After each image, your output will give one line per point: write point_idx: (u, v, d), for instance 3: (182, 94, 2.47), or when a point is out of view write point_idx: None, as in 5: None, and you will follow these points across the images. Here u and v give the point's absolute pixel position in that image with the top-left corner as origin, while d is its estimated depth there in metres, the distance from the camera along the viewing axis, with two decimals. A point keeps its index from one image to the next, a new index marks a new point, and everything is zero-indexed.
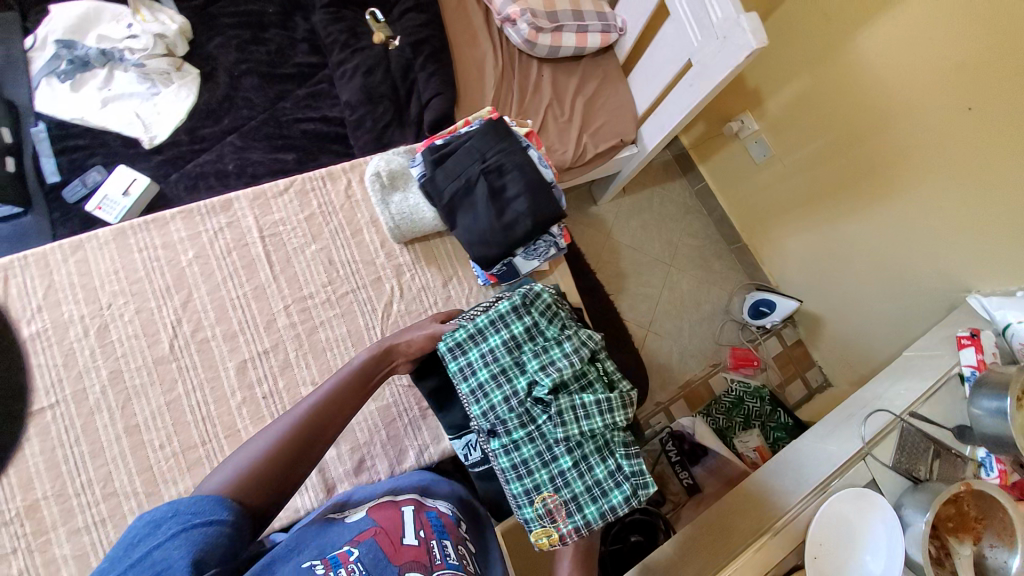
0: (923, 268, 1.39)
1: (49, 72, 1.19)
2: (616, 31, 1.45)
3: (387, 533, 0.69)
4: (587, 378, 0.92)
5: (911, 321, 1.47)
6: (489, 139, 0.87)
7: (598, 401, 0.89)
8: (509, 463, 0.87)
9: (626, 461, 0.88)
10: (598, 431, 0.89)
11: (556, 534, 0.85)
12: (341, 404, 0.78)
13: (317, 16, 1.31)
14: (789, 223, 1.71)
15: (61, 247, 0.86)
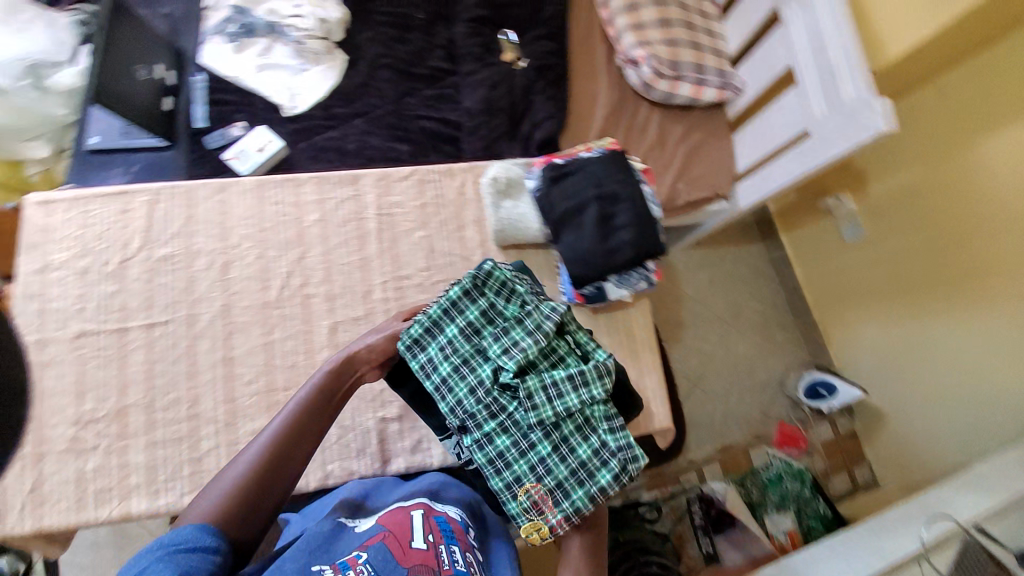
0: (1013, 388, 1.31)
1: (219, 31, 1.35)
2: (733, 89, 1.46)
3: (397, 537, 0.70)
4: (561, 347, 0.80)
5: (989, 440, 1.38)
6: (610, 167, 0.87)
7: (571, 376, 0.76)
8: (485, 462, 0.77)
9: (611, 435, 0.77)
10: (576, 409, 0.76)
11: (546, 526, 0.75)
12: (310, 423, 0.77)
13: (458, 28, 1.44)
14: (869, 311, 1.64)
15: (206, 185, 0.92)
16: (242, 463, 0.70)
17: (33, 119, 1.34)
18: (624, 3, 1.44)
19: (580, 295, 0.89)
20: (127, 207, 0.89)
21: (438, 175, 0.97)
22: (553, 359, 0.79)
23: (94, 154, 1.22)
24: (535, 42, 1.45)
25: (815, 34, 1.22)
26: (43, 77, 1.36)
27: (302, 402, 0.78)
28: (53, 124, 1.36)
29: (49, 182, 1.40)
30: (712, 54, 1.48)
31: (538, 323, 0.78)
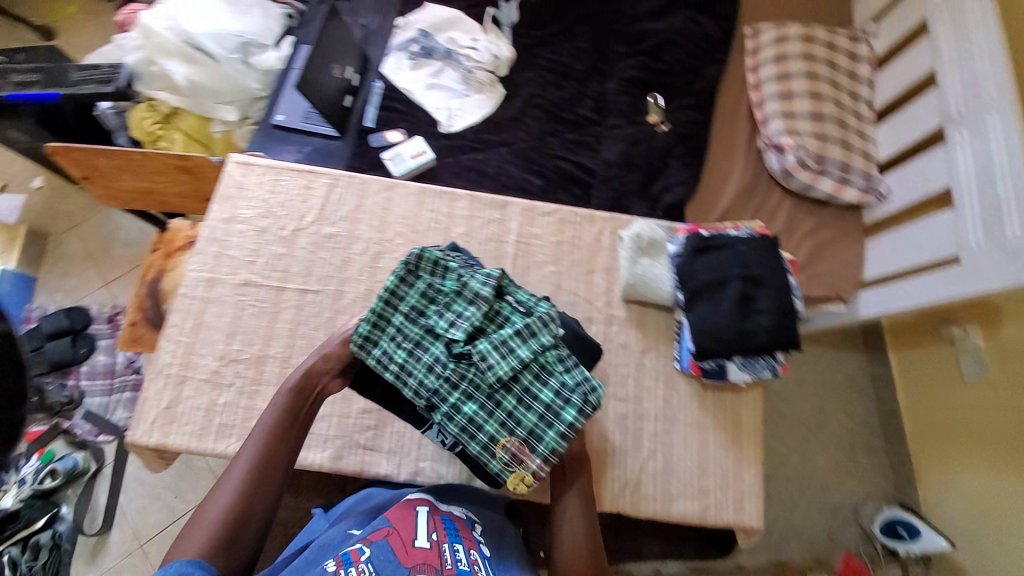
0: None
1: (403, 48, 1.52)
2: (876, 195, 1.42)
3: (401, 536, 0.74)
4: (506, 302, 0.84)
5: None
6: (758, 250, 0.88)
7: (515, 331, 0.80)
8: (461, 432, 0.79)
9: (569, 376, 0.81)
10: (529, 360, 0.81)
11: (528, 473, 0.79)
12: (281, 444, 0.79)
13: (611, 83, 1.52)
14: (978, 462, 1.44)
15: (378, 183, 1.03)
16: (222, 493, 0.73)
17: (232, 87, 1.49)
18: (778, 91, 1.46)
19: (697, 367, 0.88)
20: (310, 183, 1.01)
21: (581, 218, 1.01)
22: (502, 319, 0.83)
23: (276, 129, 1.39)
24: (681, 110, 1.49)
25: (985, 162, 1.15)
26: (249, 54, 1.51)
27: (270, 428, 0.80)
28: (246, 96, 1.51)
29: (226, 143, 1.52)
30: (861, 156, 1.44)
31: (478, 289, 0.82)
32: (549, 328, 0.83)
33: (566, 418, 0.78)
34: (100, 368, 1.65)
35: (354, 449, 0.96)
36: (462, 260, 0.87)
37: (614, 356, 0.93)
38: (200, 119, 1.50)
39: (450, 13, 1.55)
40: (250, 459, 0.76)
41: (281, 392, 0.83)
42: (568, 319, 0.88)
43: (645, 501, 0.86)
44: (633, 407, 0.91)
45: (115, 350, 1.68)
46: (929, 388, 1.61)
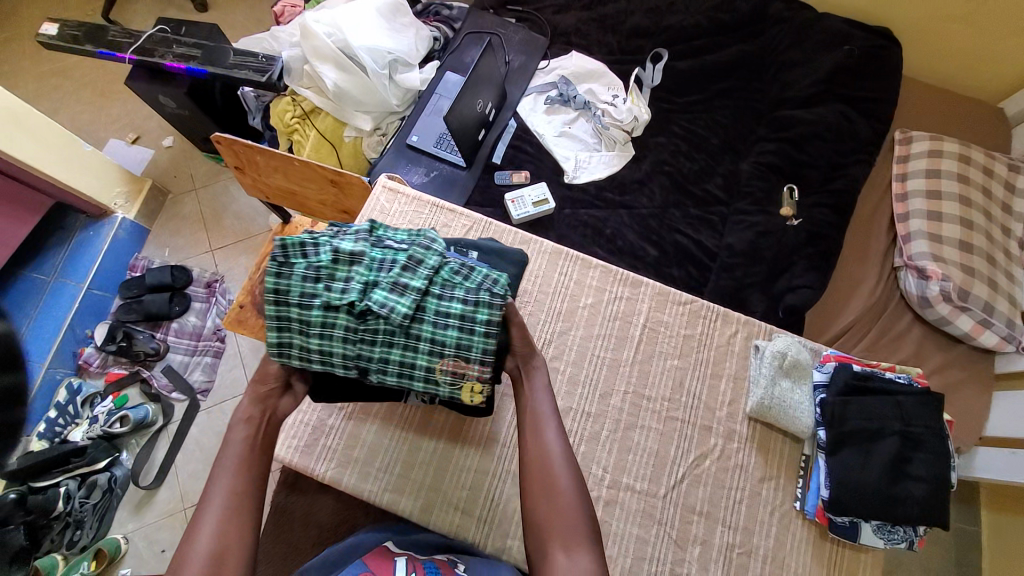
0: None
1: (542, 91, 1.53)
2: (1016, 344, 1.25)
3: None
4: (387, 245, 0.81)
5: None
6: (922, 407, 0.80)
7: (407, 266, 0.79)
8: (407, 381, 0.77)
9: (466, 279, 0.80)
10: (426, 281, 0.78)
11: (474, 379, 0.78)
12: (247, 470, 0.71)
13: (745, 165, 1.46)
14: None
15: (515, 235, 1.02)
16: (206, 533, 0.65)
17: (373, 99, 1.51)
18: (927, 209, 1.32)
19: (826, 516, 0.82)
20: (450, 223, 1.03)
21: (716, 315, 0.96)
22: (388, 261, 0.79)
23: (409, 149, 1.43)
24: (816, 207, 1.39)
25: None
26: (395, 71, 1.53)
27: (233, 462, 0.71)
28: (384, 110, 1.54)
29: (354, 149, 1.55)
30: (1007, 299, 1.28)
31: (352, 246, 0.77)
32: (434, 246, 0.81)
33: (481, 318, 0.76)
34: (189, 328, 1.59)
35: (445, 508, 0.84)
36: (328, 233, 0.80)
37: (729, 477, 0.87)
38: (336, 121, 1.53)
39: (595, 65, 1.55)
40: (225, 492, 0.68)
41: (234, 426, 0.74)
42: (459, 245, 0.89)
43: None
44: (741, 539, 0.84)
45: (208, 313, 1.61)
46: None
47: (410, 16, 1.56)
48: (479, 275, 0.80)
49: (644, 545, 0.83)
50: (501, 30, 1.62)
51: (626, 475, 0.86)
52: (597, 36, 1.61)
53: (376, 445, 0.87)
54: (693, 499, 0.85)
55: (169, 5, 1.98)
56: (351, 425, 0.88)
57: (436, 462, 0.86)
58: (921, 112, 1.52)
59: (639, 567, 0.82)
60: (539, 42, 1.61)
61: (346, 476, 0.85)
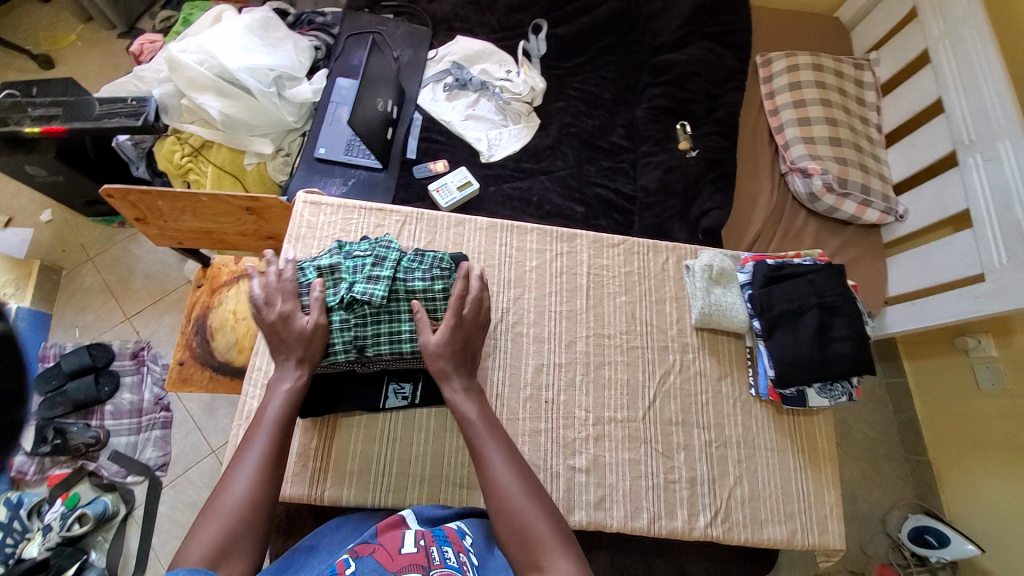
0: None
1: (438, 81, 1.54)
2: (894, 215, 1.47)
3: (384, 547, 0.64)
4: (353, 255, 0.89)
5: None
6: (831, 279, 0.92)
7: (374, 263, 0.87)
8: (394, 349, 0.85)
9: (427, 262, 0.89)
10: (393, 269, 0.87)
11: None
12: (282, 431, 0.74)
13: (640, 111, 1.57)
14: (980, 464, 1.51)
15: (449, 218, 1.04)
16: (241, 482, 0.67)
17: (267, 121, 1.44)
18: (796, 118, 1.51)
19: (777, 393, 0.94)
20: (382, 221, 1.02)
21: (646, 248, 1.05)
22: (359, 263, 0.88)
23: (319, 162, 1.40)
24: (707, 136, 1.54)
25: (999, 187, 1.20)
26: (282, 87, 1.47)
27: (269, 423, 0.74)
28: (281, 129, 1.48)
29: (259, 175, 1.47)
30: (877, 178, 1.50)
31: (328, 259, 0.87)
32: (393, 244, 0.91)
33: (440, 284, 0.86)
34: (126, 406, 1.46)
35: (451, 489, 0.86)
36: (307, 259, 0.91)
37: (692, 384, 0.96)
38: (233, 151, 1.45)
39: (482, 45, 1.58)
40: (263, 450, 0.71)
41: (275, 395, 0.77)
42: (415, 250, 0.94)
43: (736, 526, 0.89)
44: (715, 435, 0.94)
45: (143, 384, 1.49)
46: (943, 394, 1.63)
47: (282, 30, 1.51)
48: (431, 256, 0.89)
49: (638, 465, 0.91)
50: (381, 27, 1.61)
51: (609, 408, 0.93)
52: (477, 18, 1.65)
53: (367, 454, 0.87)
54: (668, 412, 0.94)
55: (6, 68, 1.76)
56: (332, 443, 0.87)
57: (431, 450, 0.88)
58: (773, 35, 1.70)
59: (639, 486, 0.89)
60: (419, 31, 1.61)
61: (345, 492, 0.85)
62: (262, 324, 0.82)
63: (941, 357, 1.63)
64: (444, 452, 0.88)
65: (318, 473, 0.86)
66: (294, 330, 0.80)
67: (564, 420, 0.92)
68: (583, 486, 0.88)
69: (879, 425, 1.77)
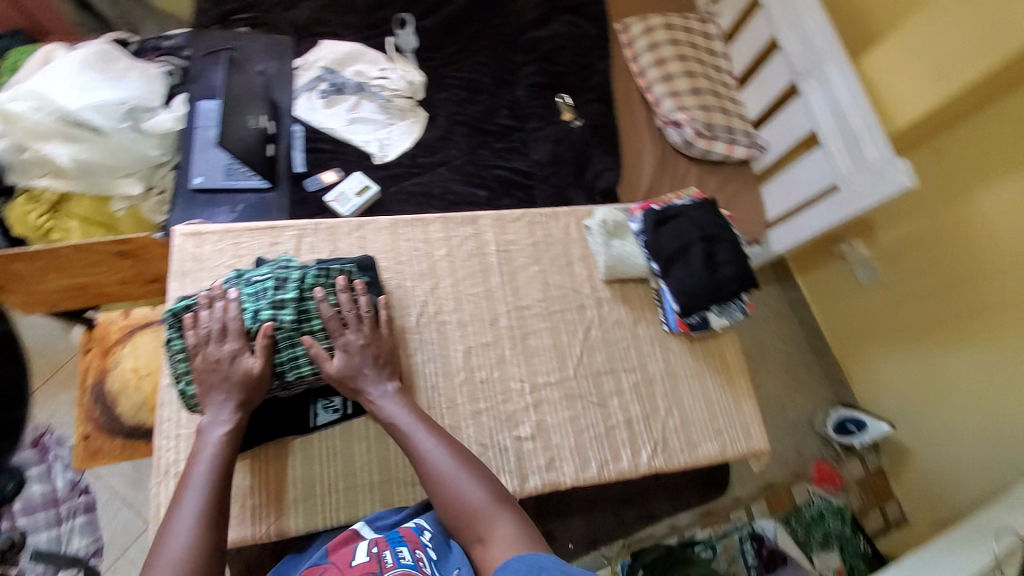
0: (987, 405, 1.50)
1: (312, 88, 1.48)
2: (758, 149, 1.65)
3: (338, 564, 0.70)
4: (252, 281, 0.84)
5: (984, 450, 1.53)
6: (706, 212, 1.03)
7: (277, 287, 0.83)
8: (314, 367, 0.82)
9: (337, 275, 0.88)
10: (301, 290, 0.84)
11: None
12: (221, 479, 0.72)
13: (521, 91, 1.62)
14: (877, 348, 1.79)
15: (347, 223, 1.02)
16: (181, 543, 0.64)
17: (130, 160, 1.31)
18: (661, 75, 1.64)
19: (684, 323, 1.03)
20: (276, 239, 0.98)
21: (546, 217, 1.11)
22: (259, 289, 0.83)
23: (199, 194, 1.30)
24: (588, 104, 1.63)
25: (836, 109, 1.42)
26: (138, 121, 1.34)
27: (204, 474, 0.71)
28: (147, 166, 1.34)
29: (134, 220, 1.34)
30: (738, 119, 1.67)
31: (223, 291, 0.82)
32: (293, 263, 0.87)
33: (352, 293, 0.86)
34: (38, 499, 1.31)
35: (404, 488, 0.86)
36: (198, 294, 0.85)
37: (612, 333, 1.03)
38: (95, 200, 1.31)
39: (350, 46, 1.54)
40: (200, 506, 0.68)
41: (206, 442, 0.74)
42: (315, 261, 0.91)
43: (674, 452, 0.97)
44: (641, 373, 1.02)
45: (53, 472, 1.33)
46: (835, 298, 1.90)
47: (126, 59, 1.38)
48: (336, 269, 0.89)
49: (578, 419, 0.96)
50: (238, 41, 1.51)
51: (541, 374, 0.98)
52: (341, 20, 1.60)
53: (308, 477, 0.85)
54: (596, 364, 1.00)
55: None
56: (269, 476, 0.84)
57: (376, 456, 0.87)
58: None
59: (583, 438, 0.95)
60: (281, 40, 1.54)
61: (293, 521, 0.83)
62: (198, 360, 0.79)
63: (827, 268, 1.91)
64: (390, 454, 0.87)
65: (260, 509, 0.82)
66: (235, 369, 0.77)
67: (502, 395, 0.95)
68: (531, 452, 0.92)
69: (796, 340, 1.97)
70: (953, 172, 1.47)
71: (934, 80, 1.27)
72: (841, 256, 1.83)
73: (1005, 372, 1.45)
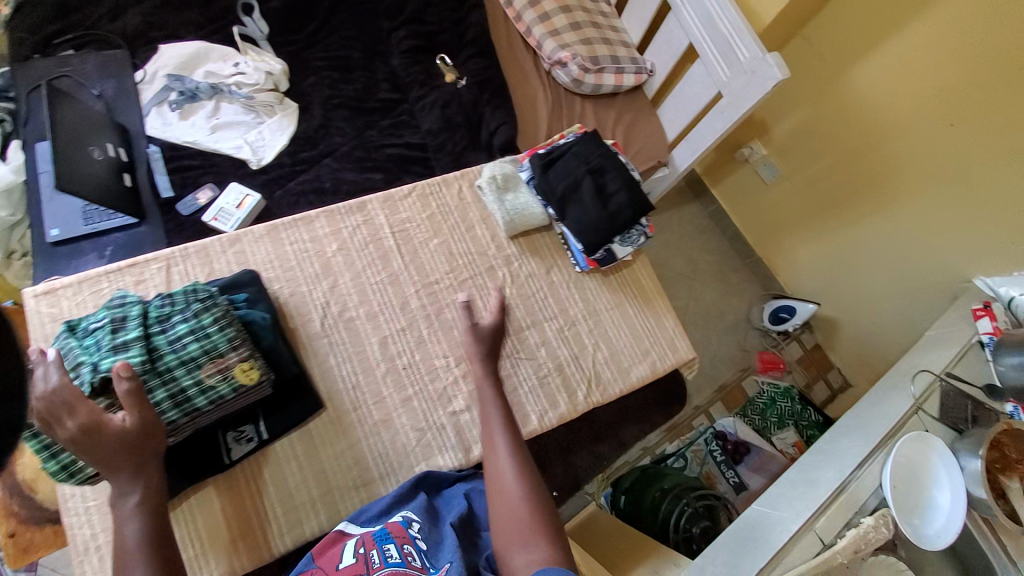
0: (901, 264, 1.59)
1: (161, 101, 1.32)
2: (647, 73, 1.65)
3: (325, 568, 0.68)
4: (89, 331, 0.73)
5: (909, 305, 1.62)
6: (590, 145, 1.02)
7: (113, 329, 0.71)
8: (188, 409, 0.72)
9: (185, 300, 0.76)
10: (143, 326, 0.72)
11: (243, 363, 0.74)
12: (161, 547, 0.64)
13: (396, 59, 1.50)
14: (795, 237, 1.86)
15: (220, 240, 0.94)
16: None
17: None
18: (537, 16, 1.60)
19: (593, 260, 1.04)
20: (140, 277, 0.89)
21: (438, 186, 1.06)
22: (97, 337, 0.72)
23: (59, 247, 1.15)
24: (468, 61, 1.52)
25: (704, 15, 1.40)
26: None
27: (134, 551, 0.63)
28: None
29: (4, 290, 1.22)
30: (621, 46, 1.65)
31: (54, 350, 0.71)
32: (132, 297, 0.76)
33: (206, 317, 0.74)
34: None
35: (346, 494, 0.84)
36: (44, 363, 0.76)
37: (527, 287, 1.02)
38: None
39: (193, 45, 1.36)
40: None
41: (126, 517, 0.65)
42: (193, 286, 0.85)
43: (608, 383, 1.00)
44: (563, 318, 1.02)
45: None
46: (749, 199, 1.96)
47: None
48: (182, 295, 0.77)
49: (510, 378, 0.96)
50: (66, 68, 1.31)
51: (464, 344, 0.96)
52: (176, 18, 1.42)
53: (244, 511, 0.81)
54: (517, 320, 1.00)
55: None
56: (202, 523, 0.80)
57: (310, 474, 0.84)
58: None
59: (518, 395, 0.95)
60: (109, 53, 1.35)
61: (239, 560, 0.79)
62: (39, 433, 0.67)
63: (735, 173, 1.96)
64: (324, 464, 0.85)
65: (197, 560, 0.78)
66: (105, 436, 0.65)
67: (429, 376, 0.93)
68: (470, 422, 0.91)
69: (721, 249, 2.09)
70: (824, 52, 1.47)
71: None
72: (745, 159, 1.88)
73: (901, 238, 1.54)
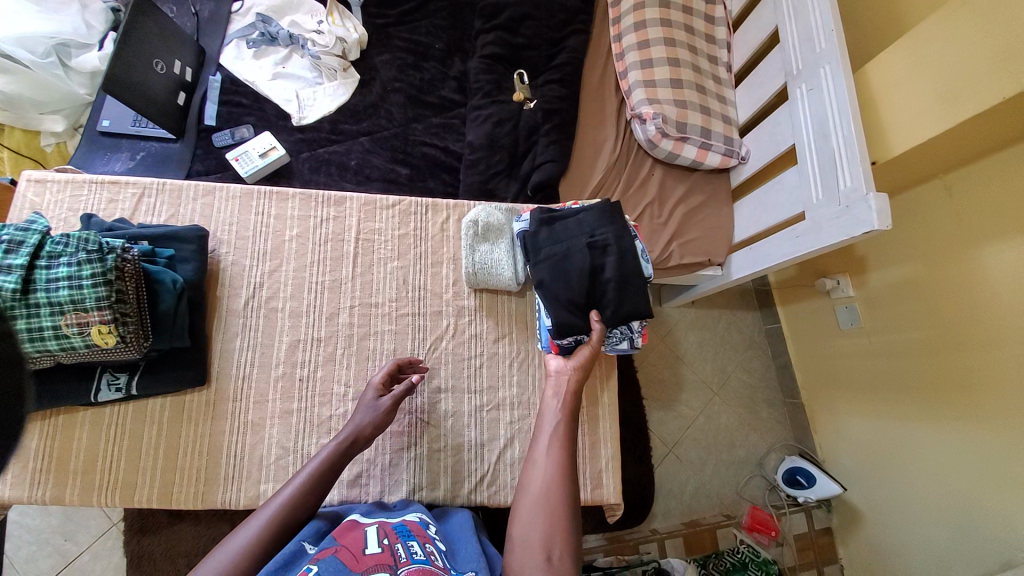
0: (962, 505, 1.17)
1: (242, 36, 1.37)
2: (737, 157, 1.37)
3: (350, 548, 0.62)
4: None
5: (952, 560, 1.20)
6: (600, 218, 0.92)
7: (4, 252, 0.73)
8: (40, 347, 0.73)
9: (75, 245, 0.74)
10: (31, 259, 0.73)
11: (102, 326, 0.73)
12: (327, 474, 0.74)
13: (473, 62, 1.43)
14: (846, 403, 1.50)
15: (196, 187, 0.97)
16: (264, 512, 0.68)
17: (56, 96, 1.25)
18: (639, 61, 1.38)
19: (556, 346, 0.92)
20: (115, 195, 0.95)
21: (424, 208, 1.02)
22: None
23: (104, 136, 1.25)
24: (545, 86, 1.40)
25: (819, 118, 1.08)
26: (68, 56, 1.27)
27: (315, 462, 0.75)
28: (76, 103, 1.28)
29: (62, 158, 1.30)
30: (719, 119, 1.39)
31: None
32: (39, 226, 0.77)
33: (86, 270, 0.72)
34: None
35: (187, 478, 0.83)
36: None
37: (466, 348, 0.95)
38: (26, 132, 1.28)
39: None
40: (283, 499, 0.69)
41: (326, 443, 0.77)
42: (137, 229, 0.87)
43: (504, 487, 0.89)
44: (488, 397, 0.93)
45: None
46: (812, 337, 1.61)
47: None
48: (77, 236, 0.75)
49: (400, 436, 0.88)
50: None
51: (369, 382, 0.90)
52: None
53: (91, 452, 0.82)
54: (437, 378, 0.93)
55: None
56: (55, 445, 0.82)
57: (164, 444, 0.83)
58: None
59: (400, 458, 0.87)
60: None
61: (69, 493, 0.81)
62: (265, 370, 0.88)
63: (808, 301, 1.62)
64: (183, 441, 0.84)
65: (34, 479, 0.80)
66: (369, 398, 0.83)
67: (321, 397, 0.89)
68: None
69: (760, 381, 1.75)
70: (964, 214, 1.13)
71: (942, 109, 0.92)
72: (824, 291, 1.53)
73: (977, 470, 1.13)
